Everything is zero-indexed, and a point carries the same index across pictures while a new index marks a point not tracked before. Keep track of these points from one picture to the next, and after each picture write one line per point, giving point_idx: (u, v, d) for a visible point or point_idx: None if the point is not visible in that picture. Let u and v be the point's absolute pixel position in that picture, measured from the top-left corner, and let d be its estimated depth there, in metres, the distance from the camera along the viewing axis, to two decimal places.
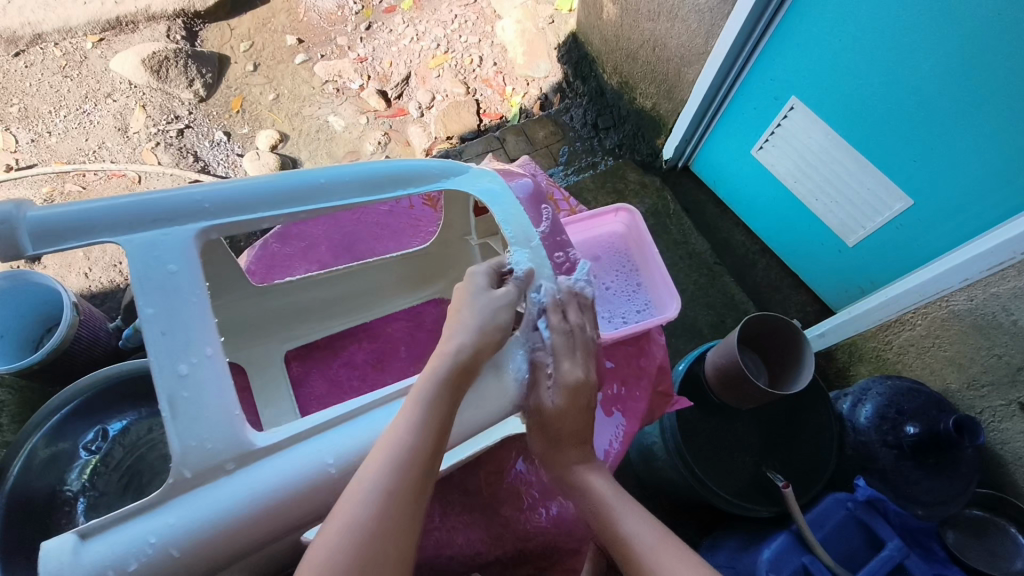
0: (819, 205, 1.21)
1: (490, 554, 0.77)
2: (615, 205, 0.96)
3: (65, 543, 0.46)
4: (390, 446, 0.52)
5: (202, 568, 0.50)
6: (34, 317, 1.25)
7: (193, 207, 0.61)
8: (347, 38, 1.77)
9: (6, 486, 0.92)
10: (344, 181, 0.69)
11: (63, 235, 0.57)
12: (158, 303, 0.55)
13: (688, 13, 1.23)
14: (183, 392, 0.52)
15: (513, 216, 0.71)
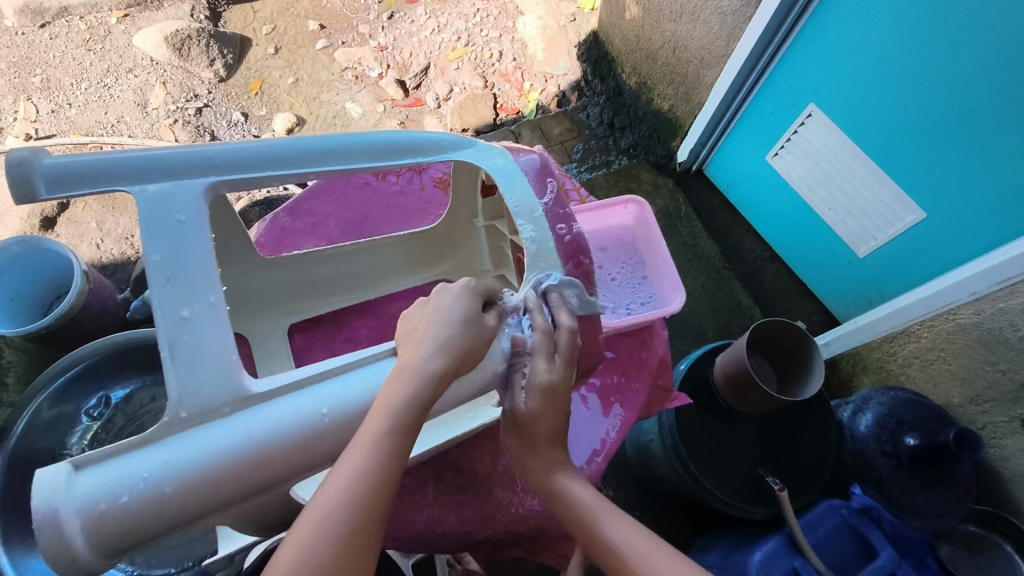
0: (831, 214, 1.20)
1: (481, 533, 0.76)
2: (624, 197, 0.96)
3: (59, 472, 0.46)
4: (382, 405, 0.54)
5: (194, 509, 0.49)
6: (44, 283, 1.26)
7: (205, 162, 0.62)
8: (369, 25, 1.78)
9: (10, 443, 0.94)
10: (352, 148, 0.70)
11: (77, 183, 0.57)
12: (165, 250, 0.55)
13: (710, 15, 1.22)
14: (185, 336, 0.53)
15: (517, 185, 0.74)
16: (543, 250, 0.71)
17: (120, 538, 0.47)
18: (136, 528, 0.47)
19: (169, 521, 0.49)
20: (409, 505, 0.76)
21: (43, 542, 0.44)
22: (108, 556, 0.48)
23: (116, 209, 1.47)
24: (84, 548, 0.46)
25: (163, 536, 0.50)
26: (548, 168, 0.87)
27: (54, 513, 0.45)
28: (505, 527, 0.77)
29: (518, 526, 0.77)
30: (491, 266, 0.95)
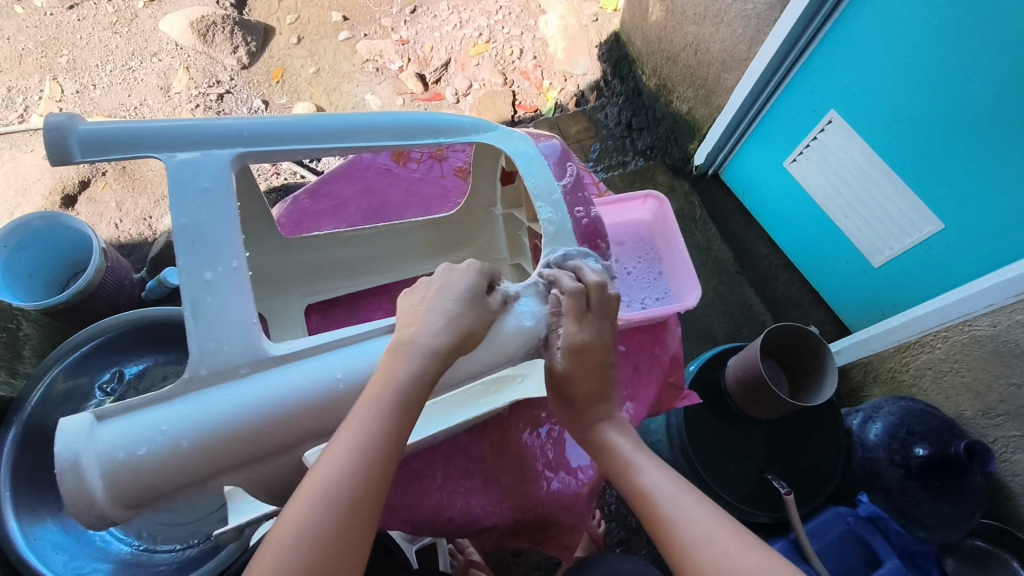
0: (848, 222, 1.19)
1: (489, 520, 0.77)
2: (644, 192, 0.97)
3: (82, 422, 0.49)
4: (388, 377, 0.55)
5: (208, 465, 0.52)
6: (63, 260, 1.28)
7: (233, 134, 0.63)
8: (391, 18, 1.79)
9: (26, 413, 0.95)
10: (377, 126, 0.70)
11: (110, 147, 0.59)
12: (191, 215, 0.58)
13: (734, 17, 1.23)
14: (206, 297, 0.55)
15: (539, 169, 0.75)
16: (562, 232, 0.73)
17: (136, 489, 0.50)
18: (153, 481, 0.50)
19: (183, 477, 0.51)
20: (417, 489, 0.76)
21: (64, 486, 0.47)
22: (127, 508, 0.50)
23: (136, 189, 1.48)
24: (104, 496, 0.48)
25: (181, 492, 0.53)
26: (568, 154, 0.83)
27: (76, 460, 0.48)
28: (514, 512, 0.77)
29: (526, 511, 0.78)
30: (507, 256, 0.96)
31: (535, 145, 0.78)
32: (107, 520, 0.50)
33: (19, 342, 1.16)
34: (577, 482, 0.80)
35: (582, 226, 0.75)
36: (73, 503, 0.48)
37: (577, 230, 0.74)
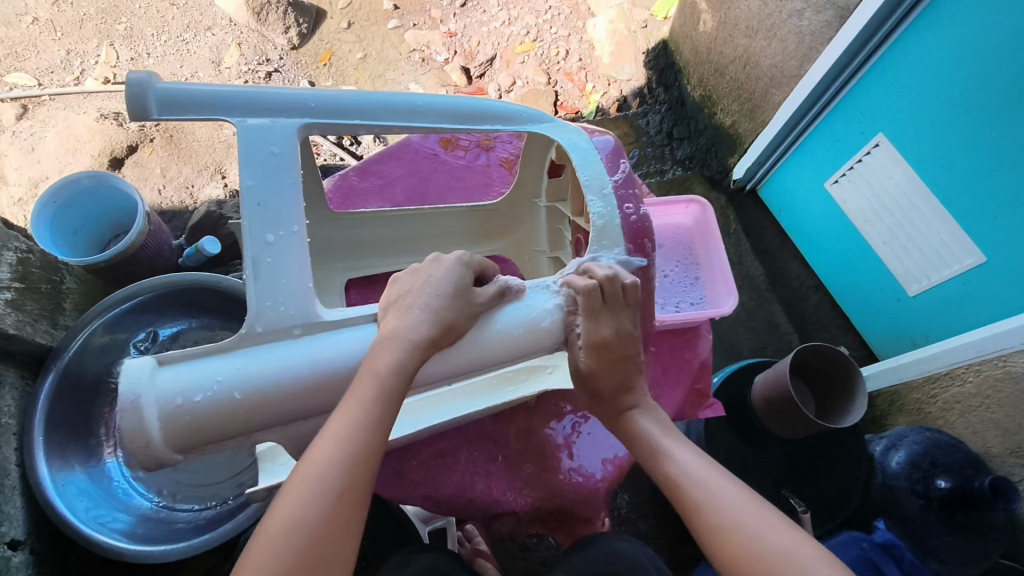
0: (886, 248, 1.18)
1: (509, 504, 0.77)
2: (688, 197, 0.97)
3: (145, 365, 0.54)
4: (372, 374, 0.56)
5: (255, 418, 0.55)
6: (107, 219, 1.32)
7: (300, 103, 0.65)
8: (441, 10, 1.80)
9: (64, 362, 0.98)
10: (439, 107, 0.72)
11: (185, 106, 0.62)
12: (259, 178, 0.60)
13: (788, 32, 1.23)
14: (267, 258, 0.58)
15: (592, 163, 0.75)
16: (609, 228, 0.72)
17: (188, 432, 0.54)
18: (204, 426, 0.54)
19: (231, 426, 0.55)
20: (440, 468, 0.78)
21: (125, 423, 0.51)
22: (180, 449, 0.54)
23: (181, 158, 1.52)
24: (160, 435, 0.53)
25: (228, 441, 0.57)
26: (621, 151, 0.81)
27: (137, 399, 0.52)
28: (534, 501, 0.78)
29: (546, 502, 0.79)
30: (546, 248, 0.96)
31: (588, 138, 0.80)
32: (160, 459, 0.54)
33: (62, 294, 1.13)
34: (597, 475, 0.80)
35: (629, 224, 0.73)
36: (131, 439, 0.52)
37: (625, 229, 0.73)
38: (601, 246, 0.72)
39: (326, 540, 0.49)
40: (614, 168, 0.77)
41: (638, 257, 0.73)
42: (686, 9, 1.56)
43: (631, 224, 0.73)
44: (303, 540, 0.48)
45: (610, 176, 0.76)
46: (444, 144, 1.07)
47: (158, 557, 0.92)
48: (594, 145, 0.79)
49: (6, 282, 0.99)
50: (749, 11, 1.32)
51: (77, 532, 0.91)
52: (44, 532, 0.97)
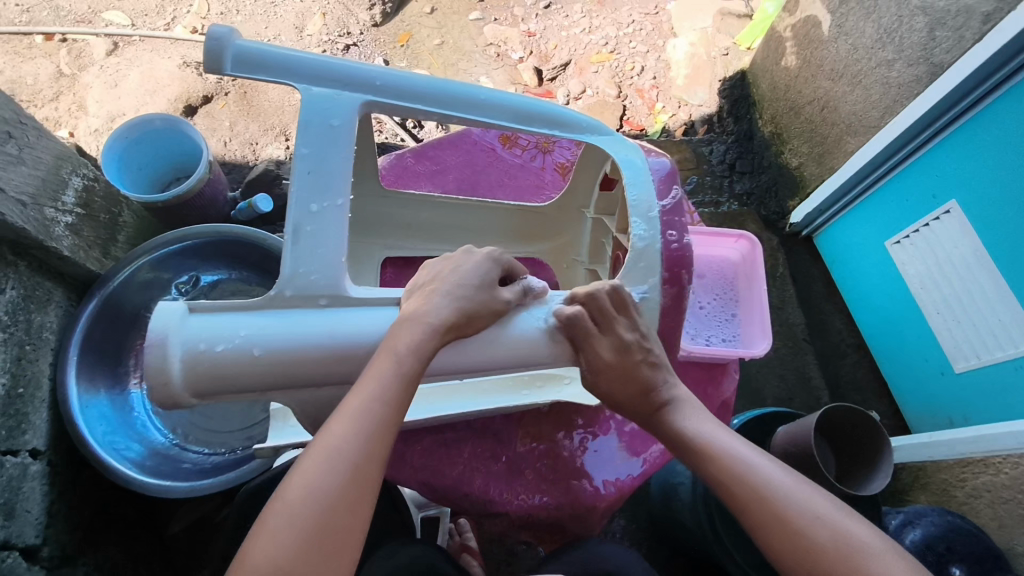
0: (939, 319, 1.13)
1: (502, 506, 0.77)
2: (738, 231, 0.95)
3: (176, 310, 0.56)
4: (391, 353, 0.56)
5: (268, 378, 0.56)
6: (172, 162, 1.36)
7: (367, 80, 0.66)
8: (523, 9, 1.81)
9: (108, 291, 1.03)
10: (501, 104, 0.72)
11: (257, 66, 0.63)
12: (313, 147, 0.62)
13: (874, 81, 1.19)
14: (308, 226, 0.60)
15: (644, 186, 0.75)
16: (650, 251, 0.71)
17: (205, 380, 0.55)
18: (220, 377, 0.55)
19: (246, 381, 0.56)
20: (442, 457, 0.78)
21: (149, 360, 0.53)
22: (196, 395, 0.56)
23: (250, 115, 1.57)
24: (178, 377, 0.54)
25: (243, 396, 0.58)
26: (676, 175, 0.80)
27: (163, 339, 0.54)
28: (528, 507, 0.77)
29: (539, 512, 0.77)
30: (586, 260, 0.95)
31: (644, 157, 0.79)
32: (176, 401, 0.56)
33: (117, 227, 1.16)
34: (595, 494, 0.79)
35: (669, 251, 0.72)
36: (151, 376, 0.54)
37: (664, 255, 0.72)
38: (637, 268, 0.71)
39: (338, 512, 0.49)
40: (665, 193, 0.76)
41: (673, 286, 0.71)
42: (770, 42, 1.51)
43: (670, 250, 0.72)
44: (319, 508, 0.49)
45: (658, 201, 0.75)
46: (504, 140, 1.06)
47: (162, 492, 0.95)
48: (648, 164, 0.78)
49: (69, 206, 1.03)
50: (837, 54, 1.28)
51: (93, 453, 0.95)
52: (63, 447, 1.01)
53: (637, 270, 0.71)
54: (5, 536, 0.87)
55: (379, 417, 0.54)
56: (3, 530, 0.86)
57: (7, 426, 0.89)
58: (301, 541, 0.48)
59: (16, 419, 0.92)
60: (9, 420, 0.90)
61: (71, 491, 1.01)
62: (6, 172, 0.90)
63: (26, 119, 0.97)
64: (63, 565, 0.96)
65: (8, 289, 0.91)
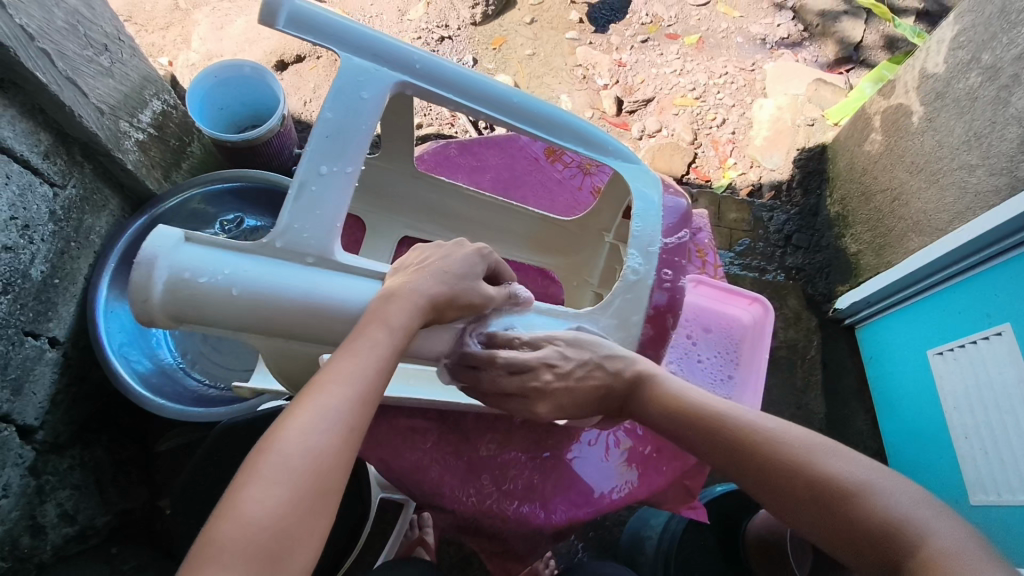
0: (966, 444, 1.06)
1: (451, 502, 0.77)
2: (753, 295, 0.98)
3: (172, 235, 0.59)
4: (383, 323, 0.59)
5: (242, 318, 0.60)
6: (250, 109, 1.43)
7: (409, 62, 0.71)
8: (621, 38, 1.82)
9: (158, 211, 1.08)
10: (532, 112, 0.77)
11: (308, 28, 0.68)
12: (337, 112, 0.66)
13: (951, 183, 1.15)
14: (313, 185, 0.64)
15: (652, 220, 0.78)
16: (641, 284, 0.75)
17: (183, 306, 0.58)
18: (196, 307, 0.58)
19: (221, 315, 0.59)
20: (403, 441, 0.78)
21: (136, 275, 0.57)
22: (171, 318, 0.59)
23: None
24: (159, 298, 0.57)
25: (214, 328, 0.61)
26: (689, 218, 0.83)
27: (153, 260, 0.57)
28: (475, 510, 0.77)
29: (485, 517, 0.77)
30: (596, 282, 0.98)
31: (662, 194, 0.82)
32: (151, 319, 0.59)
33: (184, 154, 1.22)
34: (546, 519, 0.79)
35: (661, 289, 0.76)
36: (133, 291, 0.57)
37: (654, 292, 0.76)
38: (625, 298, 0.75)
39: (326, 469, 0.50)
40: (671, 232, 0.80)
41: (654, 321, 0.76)
42: (858, 122, 1.44)
43: (658, 281, 0.76)
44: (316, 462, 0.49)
45: (662, 238, 0.78)
46: (550, 153, 1.06)
47: (152, 407, 0.99)
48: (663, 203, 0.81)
49: (143, 125, 1.09)
50: (922, 147, 1.23)
51: (103, 354, 0.99)
52: (81, 344, 1.06)
53: (623, 300, 0.75)
54: (8, 410, 0.92)
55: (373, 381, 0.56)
56: (7, 403, 0.92)
57: (36, 309, 0.95)
58: (276, 488, 0.47)
59: (46, 305, 0.97)
60: (39, 304, 0.96)
61: (78, 385, 1.06)
62: (94, 79, 0.96)
63: (125, 37, 1.04)
64: (51, 452, 1.00)
65: (68, 186, 0.98)
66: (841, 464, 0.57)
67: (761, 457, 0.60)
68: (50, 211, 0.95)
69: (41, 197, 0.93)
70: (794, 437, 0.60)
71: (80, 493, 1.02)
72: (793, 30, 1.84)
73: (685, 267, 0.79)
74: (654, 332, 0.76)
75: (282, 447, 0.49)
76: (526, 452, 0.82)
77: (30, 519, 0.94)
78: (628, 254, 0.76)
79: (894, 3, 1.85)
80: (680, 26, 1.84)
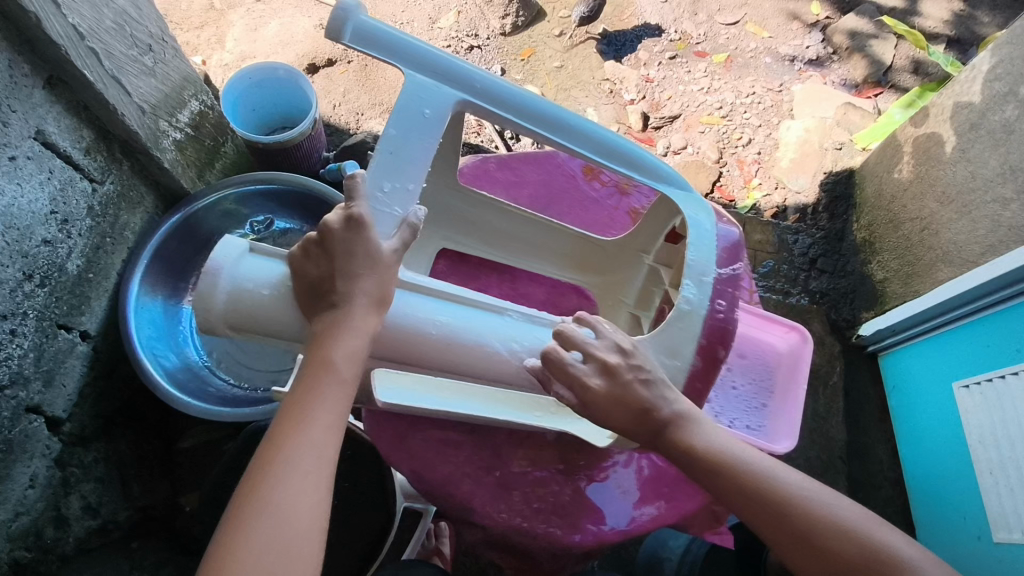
0: (989, 480, 1.05)
1: (481, 518, 0.78)
2: (790, 323, 0.99)
3: (238, 248, 0.68)
4: (321, 361, 0.62)
5: (290, 326, 0.68)
6: (282, 112, 1.45)
7: (469, 82, 0.75)
8: (649, 54, 1.82)
9: (191, 209, 1.10)
10: (585, 133, 0.78)
11: (372, 44, 0.71)
12: (400, 130, 0.72)
13: (983, 216, 1.14)
14: (377, 197, 0.69)
15: (704, 247, 0.78)
16: (693, 315, 0.75)
17: (240, 312, 0.67)
18: (254, 314, 0.67)
19: (273, 320, 0.67)
20: (436, 453, 0.80)
21: (204, 282, 0.66)
22: (229, 325, 0.68)
23: (364, 86, 1.64)
24: (220, 305, 0.66)
25: (269, 337, 0.69)
26: (742, 247, 0.82)
27: (218, 270, 0.66)
28: (505, 527, 0.78)
29: (515, 534, 0.78)
30: (632, 303, 0.97)
31: (713, 218, 0.82)
32: (212, 326, 0.68)
33: (218, 154, 1.24)
34: (574, 539, 0.79)
35: (712, 319, 0.76)
36: (199, 299, 0.66)
37: (705, 322, 0.76)
38: (676, 326, 0.75)
39: (293, 525, 0.54)
40: (726, 262, 0.79)
41: (704, 352, 0.75)
42: (888, 148, 1.44)
43: (711, 312, 0.76)
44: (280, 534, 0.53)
45: (716, 266, 0.78)
46: (587, 170, 1.07)
47: (181, 405, 1.00)
48: (714, 228, 0.81)
49: (182, 125, 1.11)
50: (953, 178, 1.22)
51: (132, 350, 1.00)
52: (111, 338, 1.07)
53: (673, 331, 0.75)
54: (39, 401, 0.94)
55: (324, 431, 0.59)
56: (38, 394, 0.94)
57: (70, 303, 0.97)
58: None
59: (79, 299, 0.99)
60: (72, 298, 0.97)
61: (105, 379, 1.07)
62: (138, 79, 0.98)
63: (169, 38, 1.06)
64: (77, 444, 1.02)
65: (107, 182, 1.00)
66: (873, 531, 0.63)
67: (796, 515, 0.64)
68: (88, 207, 0.97)
69: (81, 192, 0.95)
70: (820, 495, 0.66)
71: (103, 486, 1.03)
72: (822, 51, 1.84)
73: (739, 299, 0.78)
74: (702, 365, 0.75)
75: (248, 515, 0.53)
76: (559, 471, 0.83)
77: (55, 511, 0.97)
78: (683, 284, 0.76)
79: (925, 29, 1.84)
80: (709, 44, 1.84)
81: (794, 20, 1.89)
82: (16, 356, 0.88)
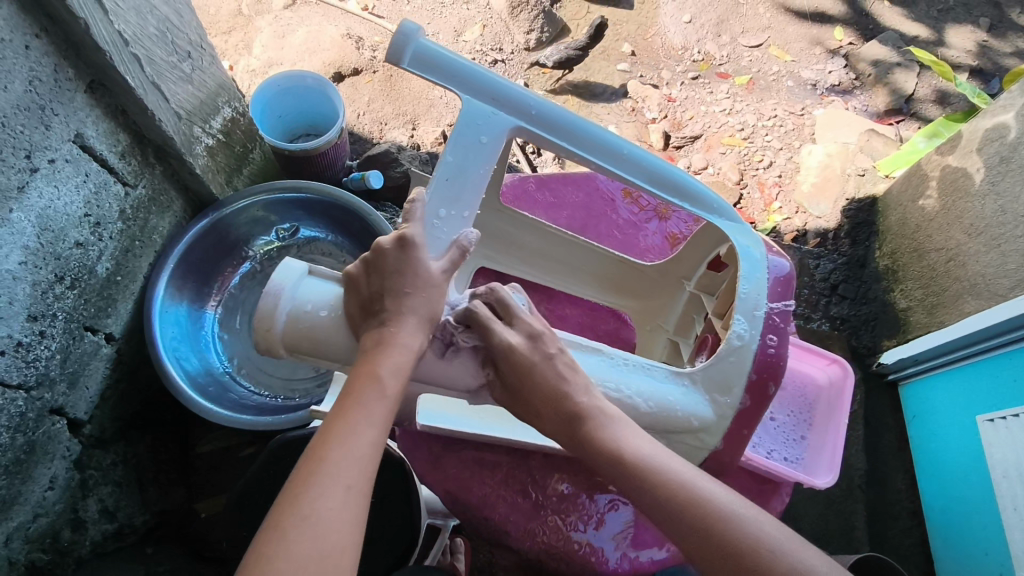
0: (1013, 515, 1.04)
1: (517, 541, 0.82)
2: (832, 356, 1.01)
3: (298, 270, 0.70)
4: (372, 375, 0.61)
5: (344, 348, 0.68)
6: (309, 119, 1.45)
7: (524, 107, 0.77)
8: (671, 74, 1.83)
9: (219, 213, 1.09)
10: (638, 161, 0.79)
11: (430, 68, 0.73)
12: (457, 156, 0.74)
13: (1014, 250, 1.14)
14: (434, 219, 0.72)
15: (757, 280, 0.79)
16: (744, 350, 0.76)
17: (299, 333, 0.68)
18: (310, 336, 0.68)
19: (332, 342, 0.68)
20: (471, 474, 0.84)
21: (264, 302, 0.68)
22: (287, 346, 0.69)
23: (388, 96, 1.65)
24: (279, 326, 0.68)
25: (323, 360, 0.70)
26: (793, 280, 0.81)
27: (279, 291, 0.68)
28: (540, 551, 0.82)
29: (549, 558, 0.83)
30: (671, 329, 0.98)
31: (760, 248, 0.83)
32: (270, 347, 0.69)
33: (245, 161, 1.24)
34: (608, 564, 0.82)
35: (763, 355, 0.76)
36: (260, 320, 0.68)
37: (757, 357, 0.76)
38: (728, 360, 0.76)
39: (331, 537, 0.51)
40: (777, 297, 0.79)
41: (753, 389, 0.75)
42: (913, 177, 1.43)
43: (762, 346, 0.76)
44: (320, 546, 0.51)
45: (768, 300, 0.78)
46: (626, 194, 1.08)
47: (206, 413, 0.99)
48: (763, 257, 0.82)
49: (213, 131, 1.11)
50: (982, 211, 1.22)
51: (156, 354, 1.00)
52: (134, 341, 1.07)
53: (724, 365, 0.76)
54: (62, 403, 0.94)
55: (368, 446, 0.58)
56: (62, 396, 0.93)
57: (96, 305, 0.96)
58: None
59: (106, 302, 0.98)
60: (100, 301, 0.97)
61: (127, 380, 1.07)
62: (175, 85, 0.98)
63: (206, 45, 1.07)
64: (96, 447, 1.01)
65: (139, 186, 1.00)
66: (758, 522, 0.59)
67: (701, 524, 0.59)
68: (120, 210, 0.97)
69: (114, 196, 0.95)
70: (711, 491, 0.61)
71: (121, 490, 1.02)
72: (845, 77, 1.84)
73: (789, 334, 0.78)
74: (751, 403, 0.76)
75: (288, 525, 0.51)
76: (602, 496, 0.85)
77: (72, 513, 0.96)
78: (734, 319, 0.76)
79: (948, 58, 1.84)
80: (731, 66, 1.85)
81: (817, 44, 1.89)
82: (44, 358, 0.88)
